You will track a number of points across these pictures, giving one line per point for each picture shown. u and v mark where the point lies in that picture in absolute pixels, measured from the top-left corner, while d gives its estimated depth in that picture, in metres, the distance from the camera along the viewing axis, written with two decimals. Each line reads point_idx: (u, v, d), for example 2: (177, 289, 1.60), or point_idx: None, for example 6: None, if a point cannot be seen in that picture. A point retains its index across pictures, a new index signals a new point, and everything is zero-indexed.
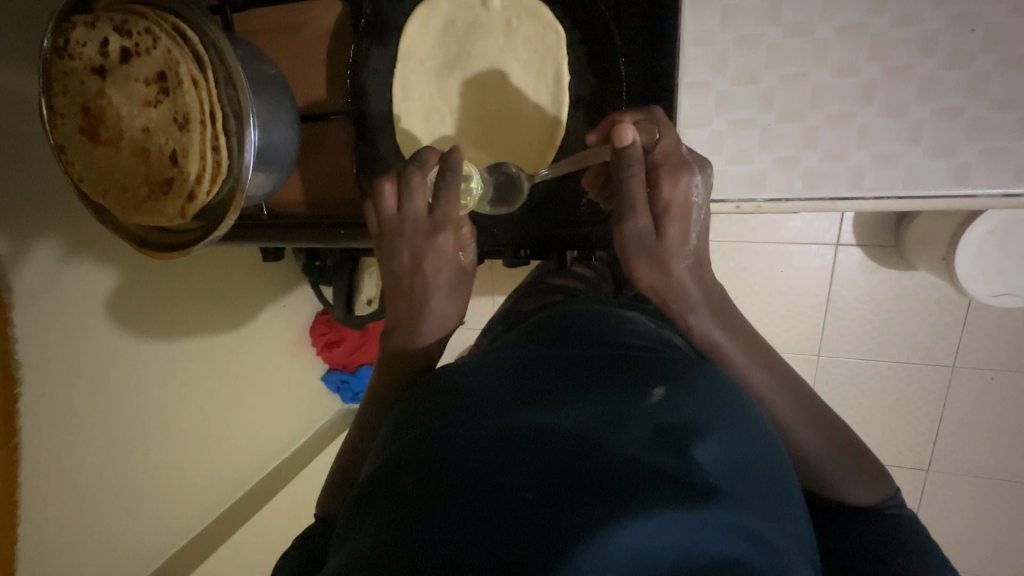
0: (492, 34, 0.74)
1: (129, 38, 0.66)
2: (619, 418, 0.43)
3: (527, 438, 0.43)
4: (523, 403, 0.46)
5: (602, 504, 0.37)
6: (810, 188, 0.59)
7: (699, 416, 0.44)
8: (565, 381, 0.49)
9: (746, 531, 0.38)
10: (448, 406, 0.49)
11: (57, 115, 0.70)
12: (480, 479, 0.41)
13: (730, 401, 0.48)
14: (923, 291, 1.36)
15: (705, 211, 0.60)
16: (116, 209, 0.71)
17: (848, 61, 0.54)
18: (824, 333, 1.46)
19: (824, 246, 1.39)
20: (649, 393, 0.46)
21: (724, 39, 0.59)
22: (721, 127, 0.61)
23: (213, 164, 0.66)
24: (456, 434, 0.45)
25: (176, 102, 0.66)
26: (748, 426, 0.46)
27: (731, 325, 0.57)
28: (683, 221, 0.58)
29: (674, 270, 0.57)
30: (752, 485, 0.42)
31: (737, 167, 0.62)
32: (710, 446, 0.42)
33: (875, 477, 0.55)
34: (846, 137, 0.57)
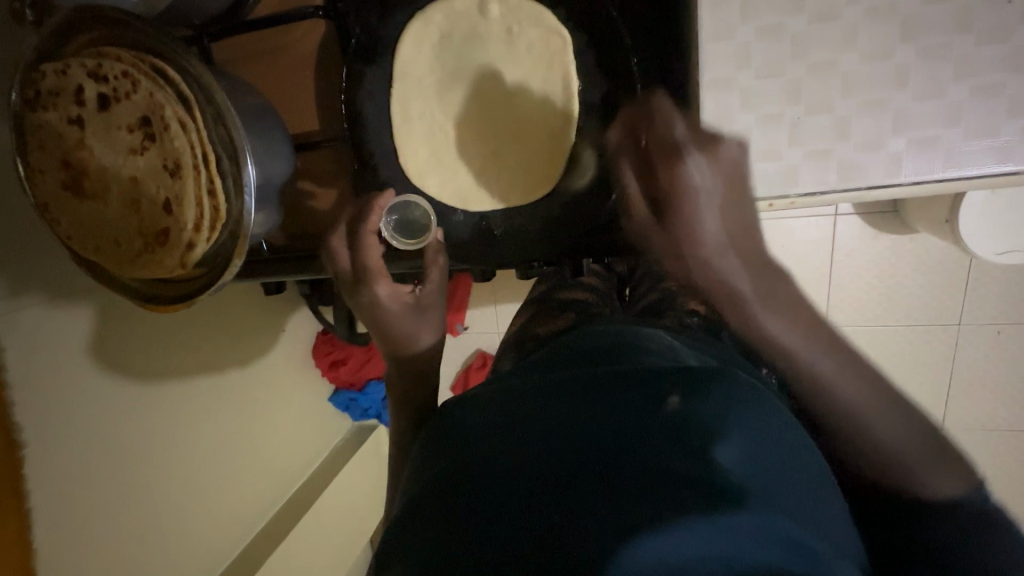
0: (492, 44, 0.70)
1: (105, 84, 0.61)
2: (631, 431, 0.42)
3: (541, 457, 0.43)
4: (536, 427, 0.45)
5: (618, 516, 0.37)
6: (846, 181, 0.55)
7: (718, 418, 0.42)
8: (572, 396, 0.47)
9: (781, 535, 0.35)
10: (458, 435, 0.49)
11: (36, 172, 0.65)
12: (499, 500, 0.41)
13: (757, 402, 0.45)
14: (926, 253, 1.35)
15: (722, 185, 0.54)
16: (111, 265, 0.67)
17: (879, 44, 0.51)
18: (831, 303, 1.46)
19: (824, 218, 1.38)
20: (662, 399, 0.44)
21: (744, 32, 0.53)
22: (749, 123, 0.55)
23: (210, 210, 0.62)
24: (474, 454, 0.45)
25: (164, 148, 0.62)
26: (778, 425, 0.44)
27: (785, 311, 0.50)
28: (689, 206, 0.54)
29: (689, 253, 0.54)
30: (783, 487, 0.39)
31: (765, 165, 0.56)
32: (731, 448, 0.40)
33: (959, 468, 0.44)
34: (883, 122, 0.52)
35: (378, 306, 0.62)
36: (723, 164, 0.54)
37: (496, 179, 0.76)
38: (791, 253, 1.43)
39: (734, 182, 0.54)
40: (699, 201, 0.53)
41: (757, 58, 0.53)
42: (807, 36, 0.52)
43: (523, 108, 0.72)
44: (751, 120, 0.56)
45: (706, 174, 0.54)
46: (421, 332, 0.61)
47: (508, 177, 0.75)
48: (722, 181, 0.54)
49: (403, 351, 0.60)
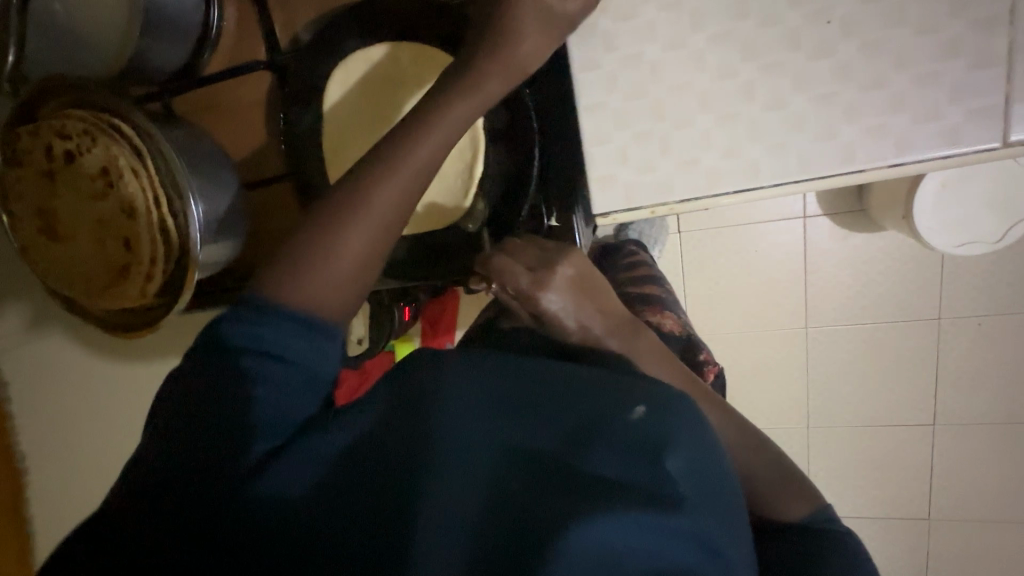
0: (408, 84, 0.78)
1: (69, 140, 0.70)
2: (596, 435, 0.42)
3: (506, 450, 0.42)
4: (503, 410, 0.44)
5: (576, 506, 0.38)
6: (716, 185, 0.60)
7: (672, 429, 0.44)
8: (537, 385, 0.46)
9: (704, 535, 0.40)
10: (411, 409, 0.44)
11: (17, 220, 0.75)
12: (458, 484, 0.40)
13: (692, 409, 0.48)
14: (897, 248, 1.39)
15: (571, 301, 0.62)
16: (83, 297, 0.76)
17: (724, 65, 0.57)
18: (808, 304, 1.48)
19: (794, 220, 1.43)
20: (630, 409, 0.44)
21: (611, 61, 0.59)
22: (625, 140, 0.61)
23: (164, 245, 0.71)
24: (436, 430, 0.42)
25: (121, 194, 0.70)
26: (708, 434, 0.47)
27: (648, 361, 0.63)
28: (554, 322, 0.62)
29: (569, 335, 0.63)
30: (709, 493, 0.43)
31: (644, 176, 0.62)
32: (679, 459, 0.42)
33: (804, 491, 0.56)
34: (738, 133, 0.58)
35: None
36: (566, 283, 0.62)
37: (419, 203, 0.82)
38: (764, 255, 1.46)
39: (588, 284, 0.64)
40: (559, 319, 0.62)
41: (623, 83, 0.60)
42: (663, 61, 0.58)
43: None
44: (626, 137, 0.62)
45: (566, 304, 0.62)
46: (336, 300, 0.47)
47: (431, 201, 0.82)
48: (579, 299, 0.62)
49: None
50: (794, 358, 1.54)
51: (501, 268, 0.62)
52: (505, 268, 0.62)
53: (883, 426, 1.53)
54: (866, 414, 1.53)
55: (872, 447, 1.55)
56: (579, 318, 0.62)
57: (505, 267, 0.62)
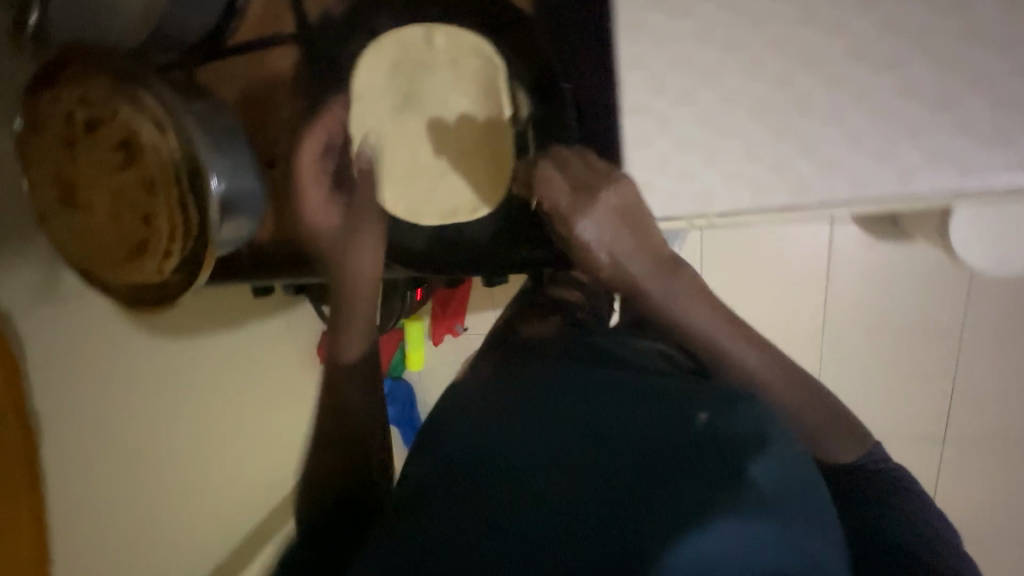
0: (437, 71, 0.75)
1: (91, 109, 0.68)
2: (680, 463, 0.50)
3: (609, 478, 0.50)
4: (590, 444, 0.54)
5: (671, 518, 0.46)
6: (759, 200, 0.57)
7: (738, 434, 0.52)
8: (616, 419, 0.55)
9: (795, 541, 0.45)
10: (513, 462, 0.54)
11: (35, 186, 0.74)
12: (583, 529, 0.48)
13: (771, 425, 0.54)
14: (925, 262, 1.35)
15: (612, 229, 0.63)
16: (99, 269, 0.75)
17: (782, 73, 0.53)
18: (827, 313, 1.45)
19: (821, 226, 1.40)
20: (693, 418, 0.54)
21: (659, 61, 0.56)
22: (666, 146, 0.59)
23: (181, 223, 0.69)
24: (543, 469, 0.53)
25: (141, 167, 0.68)
26: (785, 444, 0.52)
27: (704, 304, 0.63)
28: (587, 251, 0.65)
29: (603, 268, 0.66)
30: (798, 495, 0.49)
31: (682, 185, 0.60)
32: (763, 467, 0.49)
33: (852, 432, 0.61)
34: (788, 146, 0.55)
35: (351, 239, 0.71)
36: (612, 213, 0.62)
37: (444, 194, 0.79)
38: (788, 261, 1.44)
39: (636, 216, 0.61)
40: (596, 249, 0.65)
41: (671, 85, 0.57)
42: (715, 65, 0.55)
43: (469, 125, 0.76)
44: (668, 143, 0.59)
45: (604, 232, 0.64)
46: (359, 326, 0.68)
47: (457, 194, 0.78)
48: (618, 229, 0.63)
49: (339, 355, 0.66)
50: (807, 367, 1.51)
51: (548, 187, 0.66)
52: (548, 187, 0.66)
53: (893, 439, 1.48)
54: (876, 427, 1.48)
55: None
56: (610, 250, 0.64)
57: (549, 186, 0.66)
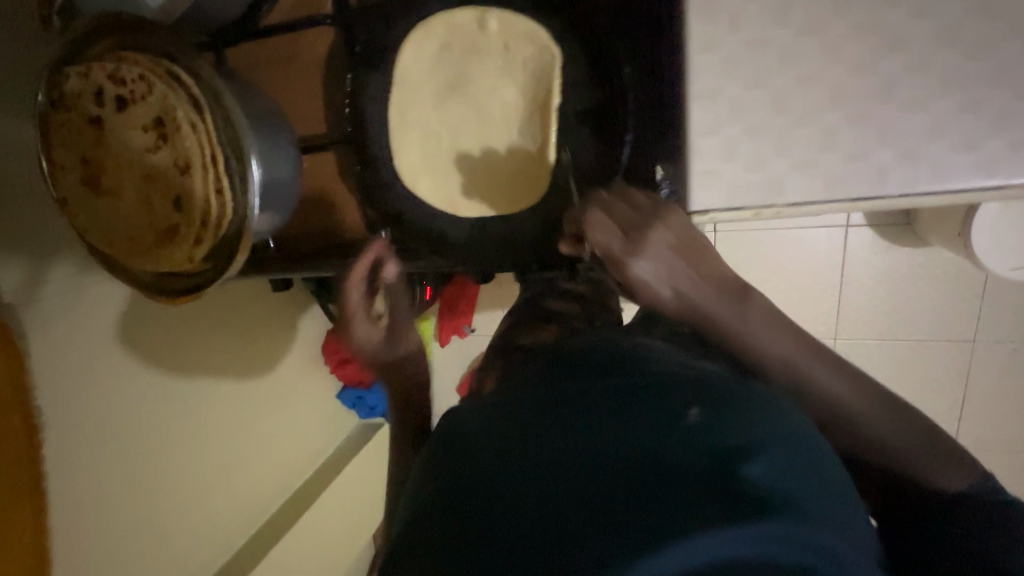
0: (491, 58, 0.74)
1: (123, 86, 0.64)
2: (646, 455, 0.35)
3: (554, 474, 0.36)
4: (539, 433, 0.39)
5: (639, 530, 0.32)
6: (832, 190, 0.55)
7: (735, 426, 0.36)
8: (575, 402, 0.41)
9: (809, 544, 0.32)
10: (448, 466, 0.41)
11: (57, 168, 0.69)
12: (497, 520, 0.35)
13: (776, 407, 0.40)
14: (941, 266, 1.35)
15: (669, 267, 0.50)
16: (122, 256, 0.71)
17: (863, 59, 0.52)
18: (840, 317, 1.43)
19: (836, 229, 1.38)
20: (681, 414, 0.37)
21: (733, 44, 0.54)
22: (736, 133, 0.56)
23: (218, 208, 0.66)
24: (475, 470, 0.39)
25: (176, 148, 0.65)
26: (801, 432, 0.38)
27: (772, 325, 0.49)
28: (648, 294, 0.51)
29: (666, 304, 0.50)
30: (815, 497, 0.35)
31: (753, 174, 0.56)
32: (757, 459, 0.34)
33: (957, 457, 0.46)
34: (865, 134, 0.53)
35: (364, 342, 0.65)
36: (673, 233, 0.51)
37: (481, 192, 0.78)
38: (802, 264, 1.42)
39: (697, 250, 0.51)
40: (654, 287, 0.50)
41: (745, 69, 0.54)
42: (793, 49, 0.53)
43: (515, 112, 0.75)
44: (739, 130, 0.56)
45: (660, 268, 0.50)
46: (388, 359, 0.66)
47: (495, 191, 0.78)
48: (680, 266, 0.50)
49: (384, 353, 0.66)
50: None
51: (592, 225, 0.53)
52: (597, 225, 0.53)
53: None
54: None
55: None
56: (675, 287, 0.50)
57: (597, 222, 0.52)
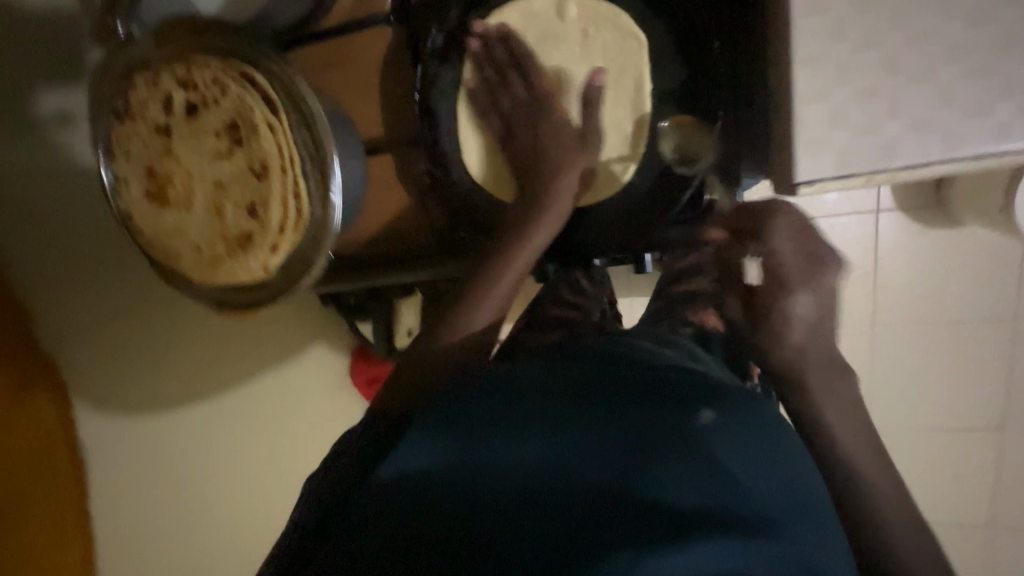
0: (569, 42, 0.72)
1: (195, 91, 0.62)
2: (662, 441, 0.43)
3: (580, 463, 0.42)
4: (570, 425, 0.45)
5: (646, 518, 0.37)
6: (952, 149, 0.53)
7: (734, 433, 0.45)
8: (603, 402, 0.47)
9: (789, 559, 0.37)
10: (470, 441, 0.45)
11: (121, 182, 0.67)
12: (518, 503, 0.40)
13: (768, 435, 0.46)
14: (987, 246, 1.16)
15: (814, 313, 0.52)
16: (190, 271, 0.68)
17: (981, 11, 0.51)
18: (878, 314, 1.25)
19: (866, 214, 1.20)
20: (695, 414, 0.46)
21: (840, 6, 0.53)
22: (845, 98, 0.54)
23: (295, 212, 0.63)
24: (502, 453, 0.43)
25: (252, 151, 0.62)
26: (794, 466, 0.44)
27: (840, 408, 0.48)
28: (780, 324, 0.51)
29: (784, 342, 0.51)
30: (794, 518, 0.40)
31: (864, 139, 0.54)
32: (728, 447, 0.43)
33: None
34: (989, 89, 0.51)
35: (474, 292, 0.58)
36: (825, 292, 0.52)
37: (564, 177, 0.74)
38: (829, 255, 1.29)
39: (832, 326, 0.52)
40: (791, 321, 0.51)
41: (854, 31, 0.53)
42: (905, 6, 0.52)
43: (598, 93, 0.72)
44: (847, 94, 0.54)
45: (811, 318, 0.51)
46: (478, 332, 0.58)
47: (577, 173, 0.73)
48: (822, 322, 0.52)
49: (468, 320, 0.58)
50: None
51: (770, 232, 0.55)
52: (780, 233, 0.54)
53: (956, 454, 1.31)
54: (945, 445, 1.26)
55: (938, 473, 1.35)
56: (806, 341, 0.51)
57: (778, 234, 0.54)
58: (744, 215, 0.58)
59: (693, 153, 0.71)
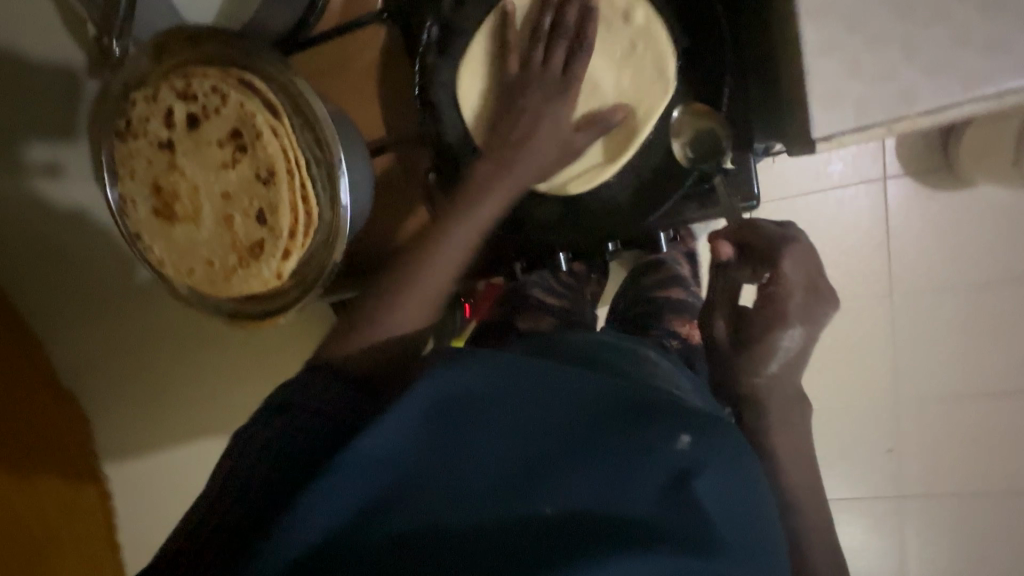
0: None
1: (195, 102, 0.62)
2: (630, 471, 0.46)
3: (544, 482, 0.46)
4: (537, 439, 0.49)
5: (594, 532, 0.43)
6: (973, 89, 0.51)
7: (712, 463, 0.46)
8: (573, 411, 0.50)
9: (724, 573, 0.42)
10: (443, 447, 0.49)
11: (128, 202, 0.67)
12: (485, 512, 0.46)
13: (737, 450, 0.48)
14: (988, 203, 1.42)
15: (790, 346, 0.65)
16: (203, 286, 0.67)
17: None
18: (891, 272, 1.46)
19: (873, 183, 1.45)
20: (673, 438, 0.47)
21: None
22: (857, 48, 0.53)
23: (305, 216, 0.62)
24: (471, 467, 0.48)
25: (256, 158, 0.61)
26: (748, 476, 0.48)
27: (789, 426, 0.65)
28: (762, 351, 0.66)
29: (758, 373, 0.66)
30: (739, 529, 0.45)
31: (882, 86, 0.53)
32: (710, 492, 0.45)
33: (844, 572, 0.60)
34: (1004, 26, 0.50)
35: (420, 268, 0.63)
36: (809, 323, 0.66)
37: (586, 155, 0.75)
38: (833, 224, 1.47)
39: (798, 360, 0.66)
40: (766, 352, 0.65)
41: None
42: None
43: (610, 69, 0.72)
44: (859, 43, 0.53)
45: (786, 351, 0.65)
46: (417, 314, 0.64)
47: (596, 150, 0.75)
48: (792, 350, 0.66)
49: (401, 309, 0.63)
50: (881, 333, 1.49)
51: (772, 259, 0.67)
52: (780, 265, 0.66)
53: (982, 398, 1.46)
54: (963, 383, 1.46)
55: (965, 421, 1.47)
56: (773, 373, 0.65)
57: (777, 263, 0.67)
58: (755, 235, 0.69)
59: (711, 143, 0.70)
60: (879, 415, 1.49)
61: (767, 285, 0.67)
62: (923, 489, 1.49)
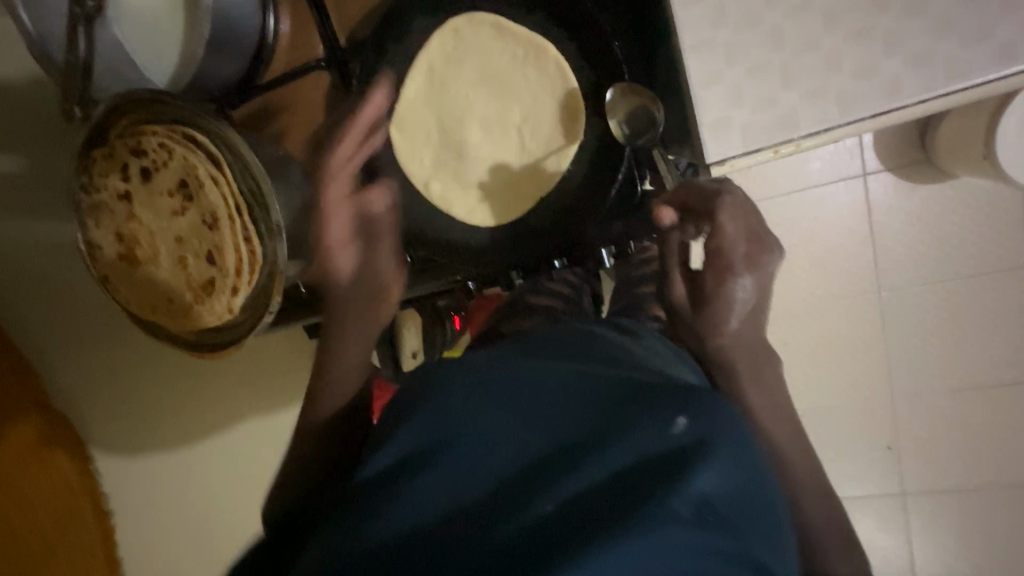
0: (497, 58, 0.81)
1: (146, 157, 0.69)
2: (642, 449, 0.44)
3: (552, 467, 0.44)
4: (539, 426, 0.47)
5: (610, 513, 0.40)
6: (848, 113, 0.54)
7: (713, 438, 0.45)
8: (575, 398, 0.48)
9: (734, 552, 0.41)
10: (438, 441, 0.47)
11: (95, 248, 0.73)
12: (494, 500, 0.43)
13: (738, 430, 0.48)
14: (974, 192, 1.34)
15: (748, 292, 0.64)
16: (164, 320, 0.72)
17: None
18: (878, 269, 1.41)
19: (853, 179, 1.40)
20: (672, 419, 0.45)
21: None
22: (738, 77, 0.56)
23: (248, 255, 0.67)
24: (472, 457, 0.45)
25: (202, 204, 0.68)
26: (750, 456, 0.47)
27: (762, 387, 0.64)
28: (725, 306, 0.64)
29: (726, 331, 0.64)
30: (746, 508, 0.44)
31: (763, 113, 0.56)
32: (714, 471, 0.43)
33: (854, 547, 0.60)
34: (871, 50, 0.53)
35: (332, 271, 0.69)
36: (761, 273, 0.65)
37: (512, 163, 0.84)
38: (812, 225, 1.42)
39: (756, 305, 0.65)
40: (730, 307, 0.64)
41: (733, 13, 0.56)
42: None
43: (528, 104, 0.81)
44: (738, 74, 0.56)
45: (740, 300, 0.64)
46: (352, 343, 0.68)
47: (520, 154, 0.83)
48: (749, 298, 0.64)
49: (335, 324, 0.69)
50: (870, 332, 1.44)
51: (715, 214, 0.64)
52: (727, 219, 0.63)
53: (978, 387, 1.41)
54: (955, 377, 1.42)
55: (958, 413, 1.43)
56: (735, 330, 0.65)
57: (722, 217, 0.63)
58: (690, 194, 0.66)
59: (647, 120, 0.73)
60: (872, 409, 1.46)
61: (711, 239, 0.64)
62: (922, 482, 1.47)
